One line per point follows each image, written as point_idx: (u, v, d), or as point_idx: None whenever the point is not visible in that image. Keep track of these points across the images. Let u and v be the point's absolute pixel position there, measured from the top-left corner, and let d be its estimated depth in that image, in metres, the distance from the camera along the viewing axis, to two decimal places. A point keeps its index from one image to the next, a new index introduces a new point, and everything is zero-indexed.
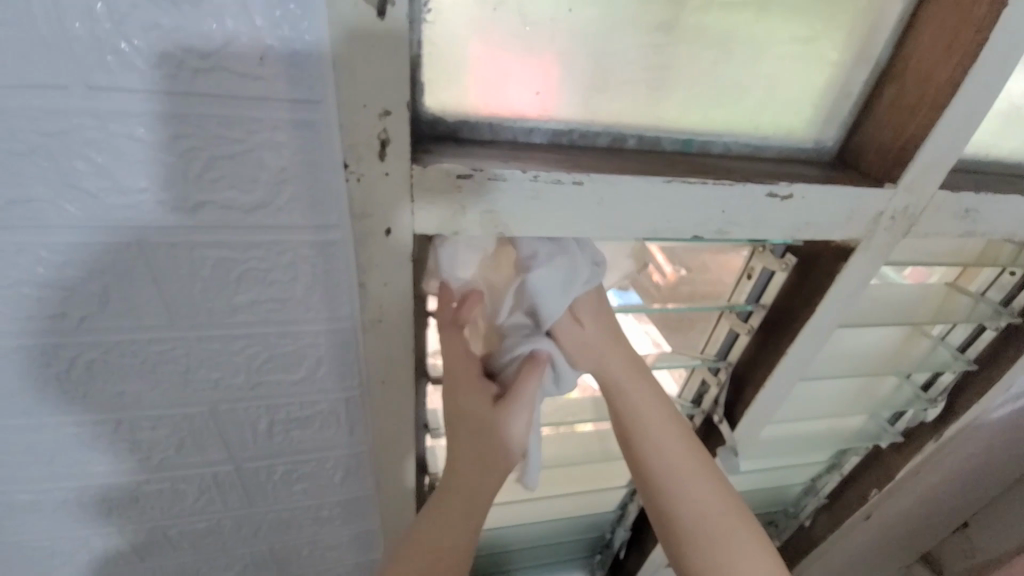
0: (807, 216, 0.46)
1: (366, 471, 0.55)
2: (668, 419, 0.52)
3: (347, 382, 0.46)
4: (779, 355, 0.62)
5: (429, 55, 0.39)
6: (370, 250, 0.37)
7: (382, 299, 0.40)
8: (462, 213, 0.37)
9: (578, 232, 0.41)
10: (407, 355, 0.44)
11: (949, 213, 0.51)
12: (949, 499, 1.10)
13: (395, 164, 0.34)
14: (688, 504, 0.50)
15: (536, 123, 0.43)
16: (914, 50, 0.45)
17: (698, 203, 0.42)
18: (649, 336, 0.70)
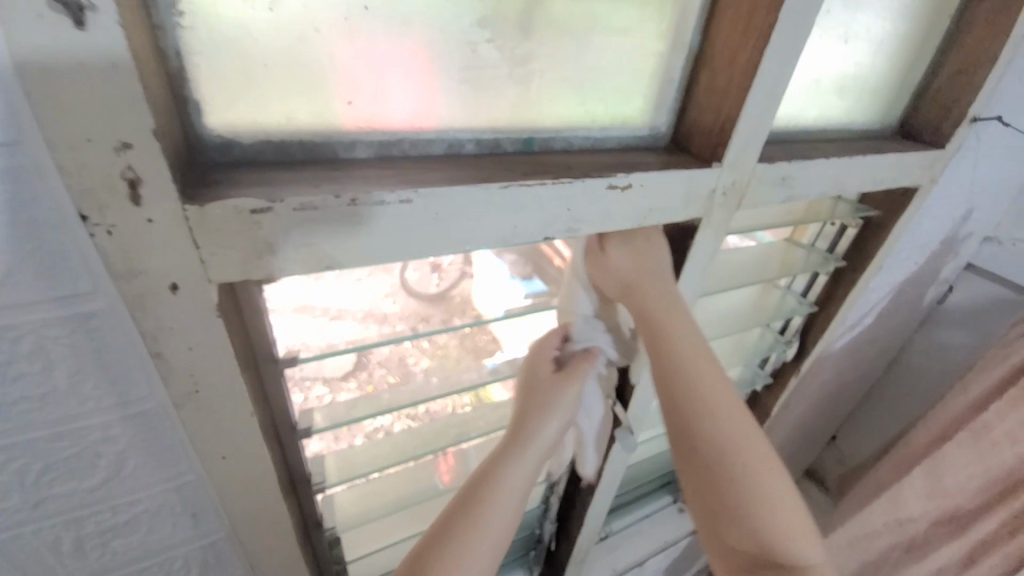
0: (649, 204, 0.47)
1: (231, 556, 0.47)
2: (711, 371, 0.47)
3: (172, 469, 0.39)
4: (653, 333, 0.65)
5: (199, 66, 0.32)
6: (157, 314, 0.30)
7: (192, 368, 0.33)
8: (271, 253, 0.32)
9: (419, 252, 0.37)
10: (244, 424, 0.38)
11: (769, 182, 0.55)
12: (816, 421, 1.27)
13: (158, 208, 0.27)
14: (735, 461, 0.44)
15: (357, 135, 0.38)
16: (719, 35, 0.47)
17: (542, 205, 0.40)
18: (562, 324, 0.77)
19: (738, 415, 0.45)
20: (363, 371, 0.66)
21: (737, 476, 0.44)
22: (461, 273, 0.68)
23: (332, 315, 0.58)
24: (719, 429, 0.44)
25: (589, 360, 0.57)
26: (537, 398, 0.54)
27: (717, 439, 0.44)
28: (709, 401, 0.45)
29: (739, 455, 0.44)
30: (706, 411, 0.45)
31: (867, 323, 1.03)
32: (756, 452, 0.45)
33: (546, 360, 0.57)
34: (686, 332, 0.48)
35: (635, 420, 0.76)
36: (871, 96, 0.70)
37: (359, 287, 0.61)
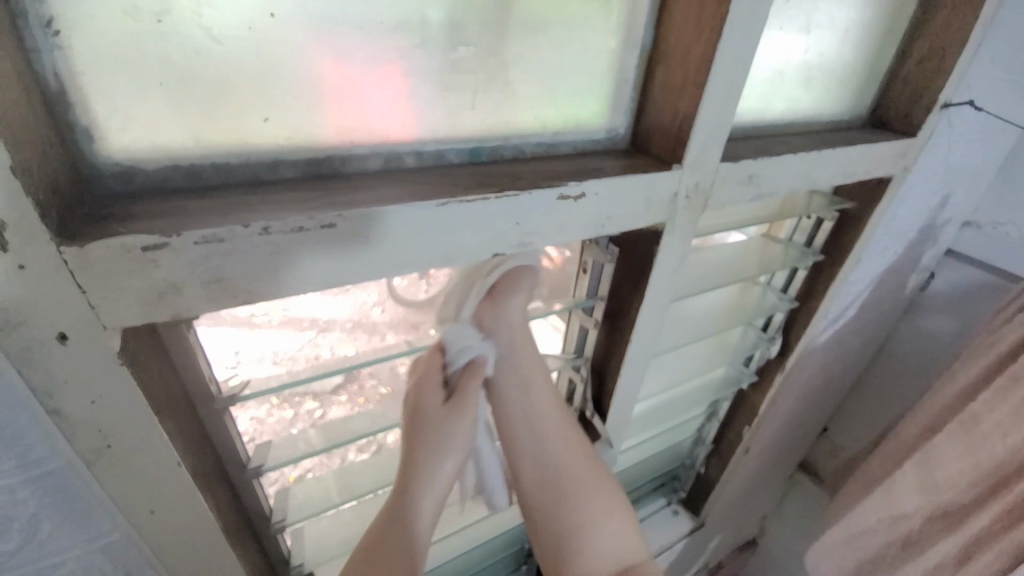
0: (606, 211, 0.44)
1: None
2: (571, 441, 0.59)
3: (95, 527, 0.35)
4: (626, 342, 0.62)
5: (84, 90, 0.29)
6: (49, 366, 0.27)
7: (98, 422, 0.30)
8: (176, 293, 0.28)
9: (352, 278, 0.35)
10: (166, 476, 0.34)
11: (736, 181, 0.53)
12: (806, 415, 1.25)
13: (28, 253, 0.24)
14: (569, 492, 0.58)
15: (281, 154, 0.35)
16: (672, 30, 0.45)
17: (487, 220, 0.38)
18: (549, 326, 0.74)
19: (573, 460, 0.59)
20: (354, 384, 0.61)
21: (566, 473, 0.58)
22: (453, 275, 0.61)
23: (315, 328, 0.53)
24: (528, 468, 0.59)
25: (478, 375, 0.55)
26: (430, 431, 0.53)
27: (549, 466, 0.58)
28: (545, 442, 0.58)
29: (573, 476, 0.58)
30: (529, 431, 0.58)
31: (850, 315, 1.02)
32: (593, 488, 0.58)
33: (434, 384, 0.53)
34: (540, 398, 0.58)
35: (615, 432, 0.73)
36: (838, 85, 0.68)
37: (342, 297, 0.54)
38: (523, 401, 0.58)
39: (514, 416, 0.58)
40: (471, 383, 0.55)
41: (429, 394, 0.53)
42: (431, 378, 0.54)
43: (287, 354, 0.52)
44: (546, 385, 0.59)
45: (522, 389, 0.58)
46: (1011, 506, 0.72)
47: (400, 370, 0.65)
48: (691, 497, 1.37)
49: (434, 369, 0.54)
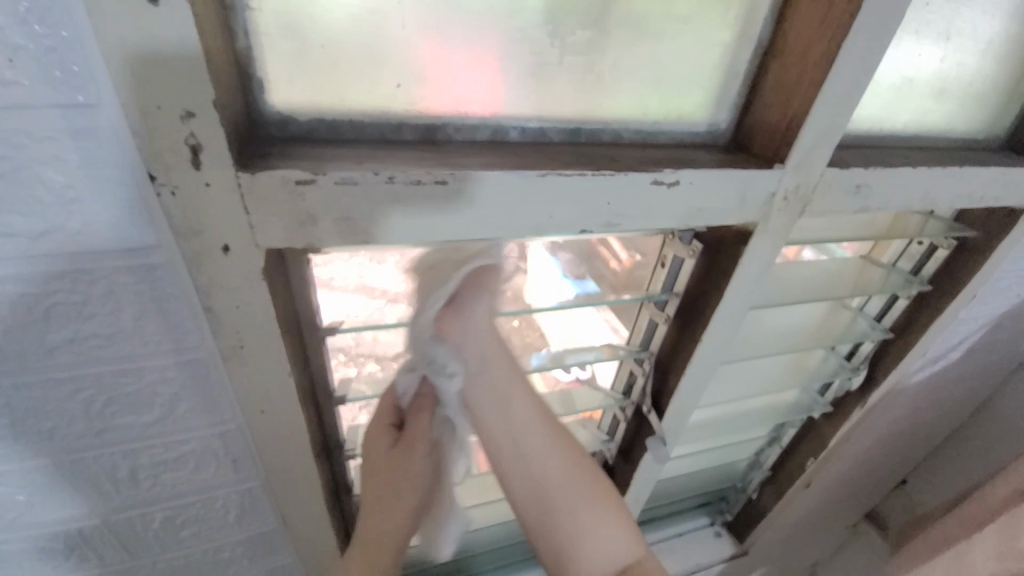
0: (698, 202, 0.44)
1: (264, 506, 0.51)
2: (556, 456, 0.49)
3: (217, 416, 0.41)
4: (695, 341, 0.61)
5: (262, 47, 0.34)
6: (210, 271, 0.33)
7: (239, 324, 0.36)
8: (312, 224, 0.33)
9: (452, 234, 0.38)
10: (281, 381, 0.40)
11: (841, 189, 0.51)
12: (882, 460, 1.15)
13: (215, 172, 0.29)
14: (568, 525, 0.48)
15: (405, 117, 0.40)
16: (793, 25, 0.44)
17: (582, 196, 0.40)
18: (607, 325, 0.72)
19: (559, 477, 0.49)
20: (410, 356, 0.61)
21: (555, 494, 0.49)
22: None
23: (388, 298, 0.55)
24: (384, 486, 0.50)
25: (426, 411, 0.50)
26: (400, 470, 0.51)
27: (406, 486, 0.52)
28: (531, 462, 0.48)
29: (562, 503, 0.48)
30: (525, 464, 0.48)
31: (952, 359, 0.92)
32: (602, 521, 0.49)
33: (386, 425, 0.52)
34: (493, 410, 0.48)
35: (670, 432, 0.72)
36: (976, 100, 0.62)
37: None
38: (500, 412, 0.48)
39: (488, 421, 0.48)
40: (419, 427, 0.50)
41: (375, 438, 0.51)
42: (382, 419, 0.52)
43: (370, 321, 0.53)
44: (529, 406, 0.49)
45: (499, 404, 0.48)
46: None
47: None
48: (737, 522, 1.31)
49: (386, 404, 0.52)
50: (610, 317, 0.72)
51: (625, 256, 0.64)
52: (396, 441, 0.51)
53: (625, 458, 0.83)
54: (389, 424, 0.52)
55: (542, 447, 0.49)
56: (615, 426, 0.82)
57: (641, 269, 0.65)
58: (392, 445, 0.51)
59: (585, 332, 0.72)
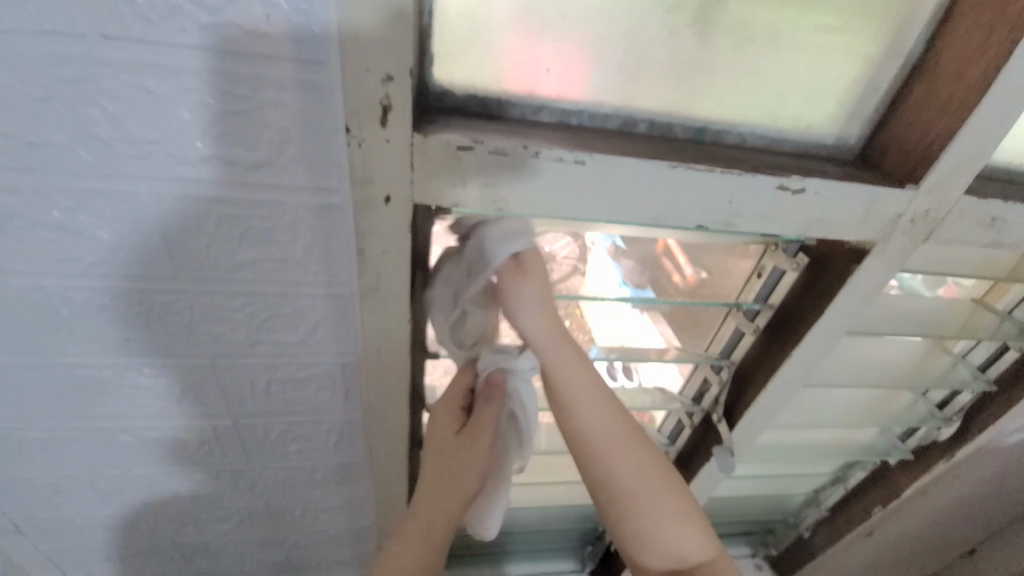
0: (819, 213, 0.44)
1: (360, 436, 0.57)
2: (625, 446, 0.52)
3: (345, 347, 0.47)
4: (784, 356, 0.61)
5: (439, 26, 0.39)
6: (370, 217, 0.38)
7: (382, 267, 0.41)
8: (462, 186, 0.37)
9: (578, 212, 0.41)
10: (402, 325, 0.45)
11: (974, 219, 0.48)
12: (959, 523, 1.06)
13: (396, 131, 0.34)
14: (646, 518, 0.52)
15: (546, 101, 0.43)
16: (952, 42, 0.42)
17: (705, 192, 0.41)
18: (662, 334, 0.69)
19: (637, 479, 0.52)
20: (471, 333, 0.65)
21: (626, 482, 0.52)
22: (575, 268, 0.59)
23: None
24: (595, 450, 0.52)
25: (493, 397, 0.54)
26: (463, 453, 0.54)
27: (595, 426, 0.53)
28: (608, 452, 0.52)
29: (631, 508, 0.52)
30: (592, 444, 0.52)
31: None
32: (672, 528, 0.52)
33: (454, 410, 0.56)
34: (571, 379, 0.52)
35: (738, 445, 0.72)
36: None
37: None
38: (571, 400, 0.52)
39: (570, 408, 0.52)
40: (485, 410, 0.54)
41: (444, 422, 0.56)
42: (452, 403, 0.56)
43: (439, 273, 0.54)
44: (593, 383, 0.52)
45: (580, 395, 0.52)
46: None
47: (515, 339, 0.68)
48: (782, 558, 1.26)
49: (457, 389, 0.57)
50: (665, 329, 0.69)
51: (688, 271, 0.63)
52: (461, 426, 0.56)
53: (683, 464, 0.83)
54: (456, 408, 0.56)
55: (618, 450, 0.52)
56: (677, 431, 0.82)
57: (705, 288, 0.64)
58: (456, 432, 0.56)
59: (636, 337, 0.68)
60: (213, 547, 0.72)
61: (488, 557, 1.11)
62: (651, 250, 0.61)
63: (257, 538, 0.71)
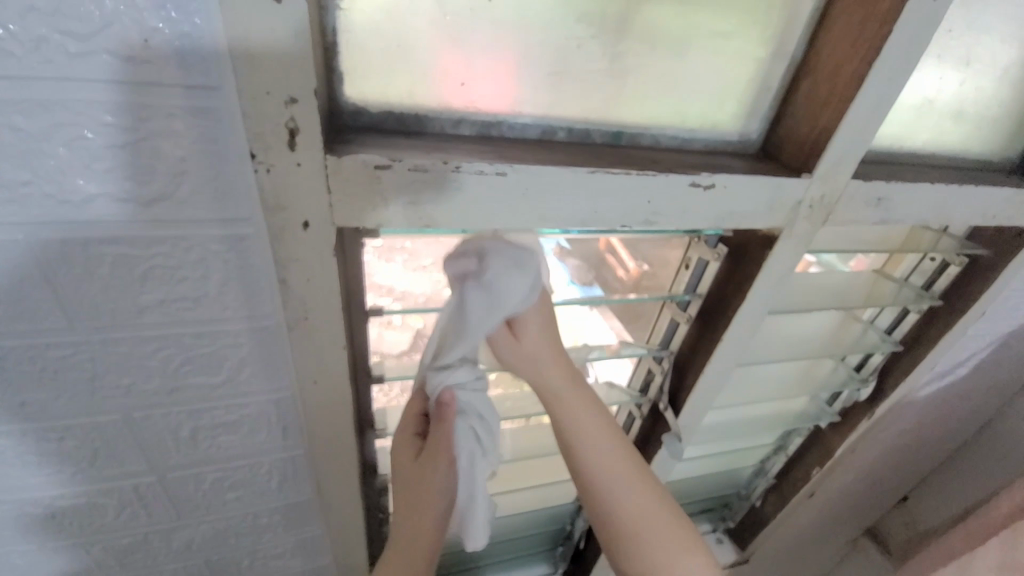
0: (729, 205, 0.47)
1: (305, 473, 0.54)
2: (609, 455, 0.57)
3: (276, 382, 0.44)
4: (715, 341, 0.64)
5: (346, 45, 0.38)
6: (288, 244, 0.36)
7: (306, 297, 0.39)
8: (383, 206, 0.37)
9: (505, 223, 0.41)
10: (336, 353, 0.43)
11: (863, 201, 0.53)
12: (886, 474, 1.17)
13: (307, 154, 0.32)
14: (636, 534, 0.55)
15: (464, 115, 0.43)
16: (827, 44, 0.47)
17: (625, 193, 0.43)
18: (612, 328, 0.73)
19: (625, 488, 0.56)
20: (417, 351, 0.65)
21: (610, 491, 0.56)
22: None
23: (396, 296, 0.58)
24: (582, 455, 0.57)
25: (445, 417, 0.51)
26: (425, 475, 0.53)
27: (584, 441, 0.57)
28: (595, 462, 0.57)
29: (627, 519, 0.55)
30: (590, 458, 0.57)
31: (959, 375, 0.94)
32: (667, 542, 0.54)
33: (410, 435, 0.56)
34: (574, 397, 0.57)
35: (685, 430, 0.75)
36: (993, 124, 0.65)
37: (421, 273, 0.58)
38: (573, 421, 0.57)
39: (576, 429, 0.57)
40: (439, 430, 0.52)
41: (403, 447, 0.56)
42: (407, 427, 0.56)
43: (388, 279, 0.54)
44: (581, 400, 0.58)
45: (571, 411, 0.57)
46: None
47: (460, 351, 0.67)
48: (739, 529, 1.33)
49: (411, 415, 0.56)
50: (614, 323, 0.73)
51: (631, 265, 0.66)
52: (419, 451, 0.55)
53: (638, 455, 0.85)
54: (412, 436, 0.56)
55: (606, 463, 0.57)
56: (629, 423, 0.85)
57: (647, 280, 0.67)
58: (415, 457, 0.55)
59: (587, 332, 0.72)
60: None
61: (459, 574, 1.09)
62: (595, 249, 0.63)
63: None
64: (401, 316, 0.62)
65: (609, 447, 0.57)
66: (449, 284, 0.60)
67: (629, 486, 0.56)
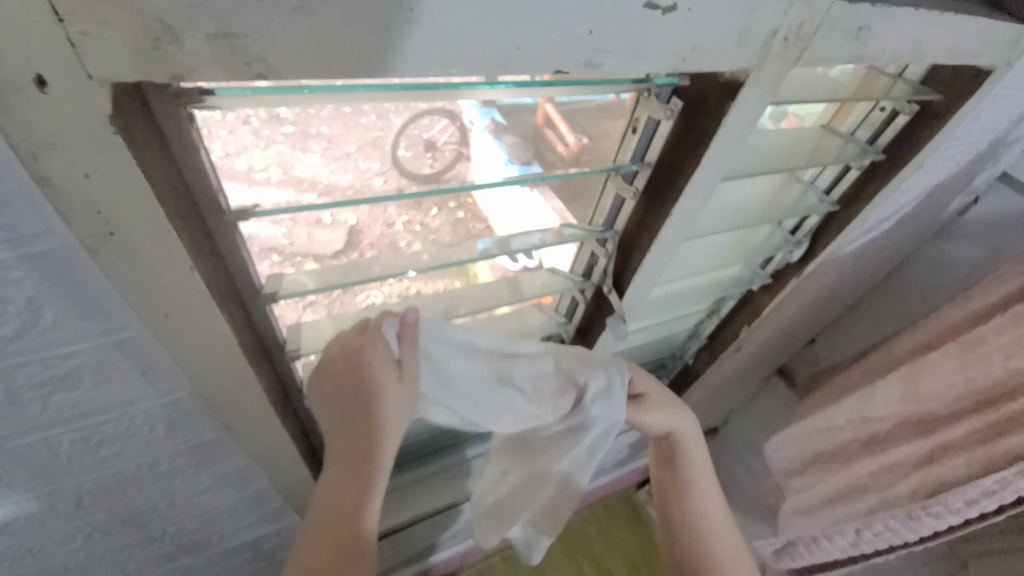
0: (694, 38, 0.36)
1: (199, 415, 0.46)
2: (702, 467, 0.68)
3: (107, 322, 0.34)
4: (665, 216, 0.58)
5: None
6: (29, 117, 0.23)
7: (99, 200, 0.27)
8: (175, 42, 0.23)
9: (386, 70, 0.28)
10: (184, 272, 0.33)
11: (843, 31, 0.44)
12: (803, 324, 1.27)
13: None
14: (706, 538, 0.65)
15: None
16: None
17: (558, 17, 0.30)
18: (550, 207, 0.66)
19: (707, 498, 0.67)
20: (355, 251, 0.60)
21: (696, 497, 0.67)
22: (459, 154, 0.59)
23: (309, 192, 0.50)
24: (685, 469, 0.67)
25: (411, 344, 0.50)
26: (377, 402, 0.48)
27: (685, 454, 0.68)
28: (689, 473, 0.67)
29: (703, 521, 0.66)
30: (687, 468, 0.67)
31: (884, 229, 0.97)
32: (727, 545, 0.66)
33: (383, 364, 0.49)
34: (684, 419, 0.68)
35: (629, 310, 0.73)
36: None
37: (346, 164, 0.52)
38: (676, 435, 0.68)
39: (683, 443, 0.68)
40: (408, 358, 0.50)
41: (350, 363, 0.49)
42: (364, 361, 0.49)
43: (292, 202, 0.46)
44: (691, 424, 0.68)
45: (680, 429, 0.68)
46: (994, 422, 0.74)
47: (401, 244, 0.63)
48: (673, 384, 1.46)
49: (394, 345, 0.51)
50: (555, 204, 0.65)
51: (570, 140, 0.58)
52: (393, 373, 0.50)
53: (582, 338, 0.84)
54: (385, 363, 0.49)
55: (698, 476, 0.67)
56: (573, 309, 0.81)
57: (587, 156, 0.58)
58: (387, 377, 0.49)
59: (523, 211, 0.67)
60: (73, 566, 0.61)
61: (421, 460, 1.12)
62: (531, 125, 0.57)
63: (126, 543, 0.60)
64: (329, 212, 0.58)
65: (701, 463, 0.68)
66: (378, 172, 0.53)
67: (709, 499, 0.67)
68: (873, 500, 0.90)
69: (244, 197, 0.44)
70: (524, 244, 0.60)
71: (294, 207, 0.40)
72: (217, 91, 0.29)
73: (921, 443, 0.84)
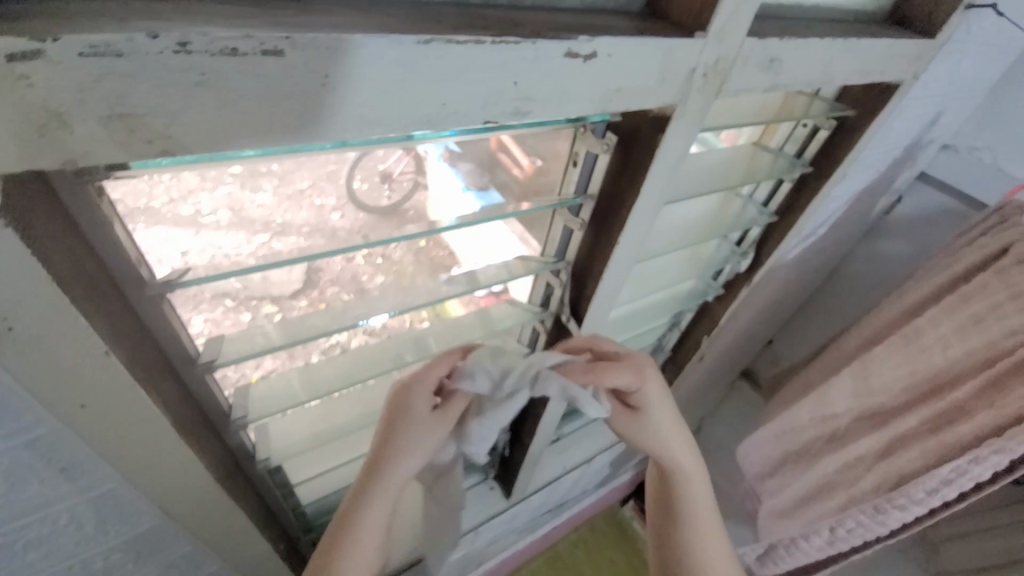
0: (617, 81, 0.37)
1: (133, 503, 0.42)
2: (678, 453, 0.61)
3: (16, 423, 0.32)
4: (612, 243, 0.58)
5: None
6: None
7: None
8: (67, 130, 0.21)
9: (306, 135, 0.27)
10: (104, 360, 0.31)
11: (756, 63, 0.46)
12: (759, 327, 1.32)
13: None
14: (686, 525, 0.63)
15: None
16: None
17: (479, 74, 0.30)
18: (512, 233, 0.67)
19: (688, 483, 0.62)
20: (315, 290, 0.58)
21: (675, 484, 0.63)
22: (416, 184, 0.59)
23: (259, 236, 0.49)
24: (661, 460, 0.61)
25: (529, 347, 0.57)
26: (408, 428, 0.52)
27: (657, 444, 0.61)
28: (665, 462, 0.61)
29: (686, 505, 0.63)
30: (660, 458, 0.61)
31: (821, 233, 1.03)
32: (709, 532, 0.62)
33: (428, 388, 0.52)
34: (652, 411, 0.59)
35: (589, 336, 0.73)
36: None
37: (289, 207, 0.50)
38: (645, 428, 0.60)
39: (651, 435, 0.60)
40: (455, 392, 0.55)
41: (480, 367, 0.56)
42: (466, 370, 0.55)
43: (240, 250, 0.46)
44: (660, 410, 0.59)
45: (647, 422, 0.60)
46: (941, 411, 0.78)
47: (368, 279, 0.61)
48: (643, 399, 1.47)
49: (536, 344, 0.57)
50: (518, 229, 0.66)
51: (525, 162, 0.58)
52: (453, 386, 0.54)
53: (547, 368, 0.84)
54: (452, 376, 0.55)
55: (675, 462, 0.61)
56: (534, 340, 0.81)
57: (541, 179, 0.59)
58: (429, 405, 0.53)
59: (487, 241, 0.67)
60: None
61: None
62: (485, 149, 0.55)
63: None
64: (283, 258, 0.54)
65: (677, 446, 0.61)
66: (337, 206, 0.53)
67: (690, 485, 0.62)
68: (843, 496, 0.91)
69: (188, 248, 0.44)
70: (495, 280, 0.60)
71: (227, 271, 0.38)
72: (129, 167, 0.27)
73: (880, 437, 0.86)
